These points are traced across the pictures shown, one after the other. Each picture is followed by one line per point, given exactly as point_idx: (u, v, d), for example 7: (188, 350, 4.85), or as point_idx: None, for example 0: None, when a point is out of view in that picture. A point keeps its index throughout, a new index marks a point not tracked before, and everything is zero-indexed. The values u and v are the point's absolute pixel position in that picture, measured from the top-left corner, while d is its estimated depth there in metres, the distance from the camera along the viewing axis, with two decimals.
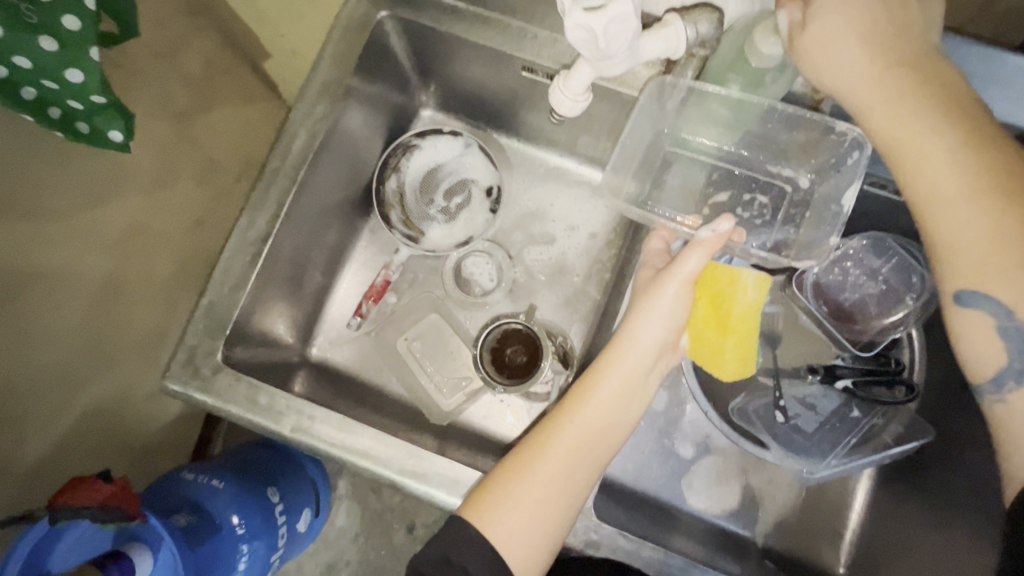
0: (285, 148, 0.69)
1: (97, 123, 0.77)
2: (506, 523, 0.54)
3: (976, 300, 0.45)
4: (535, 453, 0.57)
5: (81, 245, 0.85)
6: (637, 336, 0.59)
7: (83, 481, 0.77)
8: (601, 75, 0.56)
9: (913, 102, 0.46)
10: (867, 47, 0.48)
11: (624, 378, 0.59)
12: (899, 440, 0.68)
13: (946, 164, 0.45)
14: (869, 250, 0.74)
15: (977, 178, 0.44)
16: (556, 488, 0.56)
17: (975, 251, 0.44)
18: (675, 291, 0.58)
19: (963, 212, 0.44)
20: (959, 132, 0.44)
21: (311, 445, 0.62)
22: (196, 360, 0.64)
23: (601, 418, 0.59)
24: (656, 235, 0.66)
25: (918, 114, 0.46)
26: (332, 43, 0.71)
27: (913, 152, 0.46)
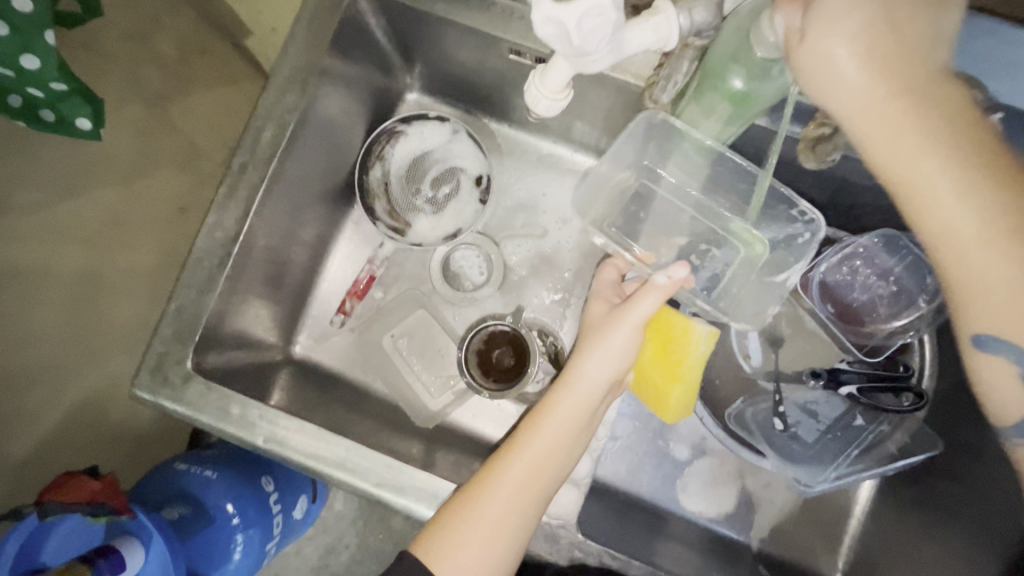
0: (253, 141, 0.65)
1: (63, 111, 0.73)
2: (454, 558, 0.53)
3: (995, 347, 0.41)
4: (482, 490, 0.55)
5: (52, 241, 0.87)
6: (585, 372, 0.58)
7: (67, 481, 0.76)
8: (581, 72, 0.50)
9: (924, 134, 0.39)
10: (869, 65, 0.39)
11: (572, 413, 0.58)
12: (904, 451, 0.65)
13: (957, 197, 0.39)
14: (881, 248, 0.68)
15: (994, 215, 0.38)
16: (503, 524, 0.55)
17: (1001, 297, 0.39)
18: (624, 332, 0.58)
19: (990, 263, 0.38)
20: (973, 157, 0.38)
21: (285, 457, 0.59)
22: (164, 368, 0.61)
23: (549, 457, 0.57)
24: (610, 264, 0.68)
25: (920, 137, 0.39)
26: (300, 25, 0.65)
27: (921, 186, 0.40)
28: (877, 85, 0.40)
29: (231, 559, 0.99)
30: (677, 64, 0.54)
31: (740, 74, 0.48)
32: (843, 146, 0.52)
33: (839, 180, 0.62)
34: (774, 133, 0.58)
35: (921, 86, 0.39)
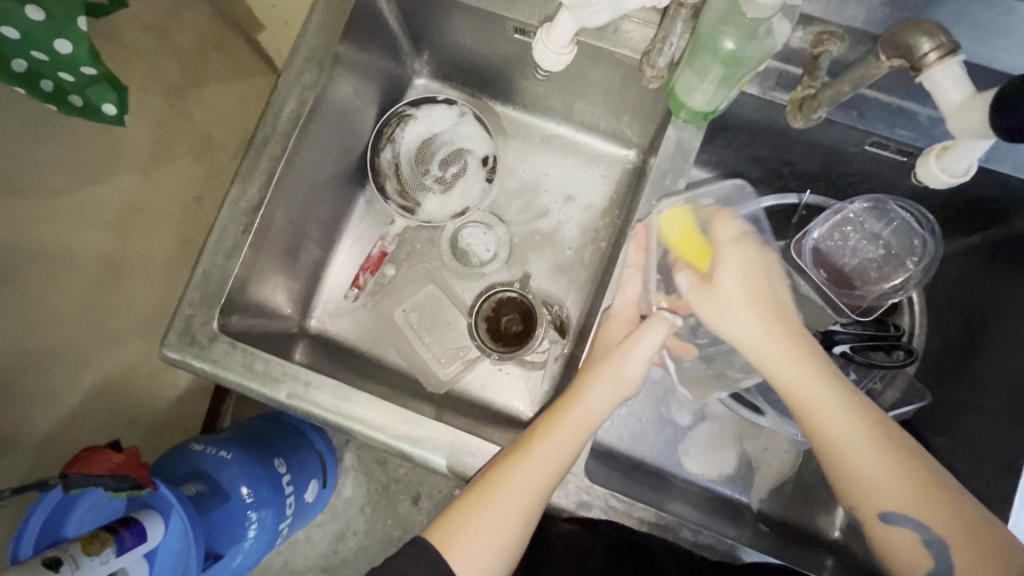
0: (273, 118, 0.68)
1: (90, 97, 0.77)
2: (468, 547, 0.55)
3: (894, 518, 0.53)
4: (497, 485, 0.56)
5: (79, 224, 0.90)
6: (597, 389, 0.59)
7: (94, 452, 0.76)
8: (584, 27, 0.56)
9: (818, 377, 0.55)
10: (760, 320, 0.57)
11: (580, 424, 0.58)
12: (896, 405, 0.70)
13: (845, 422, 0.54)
14: (870, 213, 0.71)
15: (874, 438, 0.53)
16: (509, 520, 0.56)
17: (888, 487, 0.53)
18: (637, 360, 0.60)
19: (845, 421, 0.54)
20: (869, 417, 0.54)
21: (306, 411, 0.63)
22: (191, 330, 0.64)
23: (558, 460, 0.57)
24: (630, 279, 0.65)
25: (815, 374, 0.55)
26: (318, 9, 0.69)
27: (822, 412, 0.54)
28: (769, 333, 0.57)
29: (247, 536, 1.01)
30: (671, 25, 0.55)
31: (733, 36, 0.51)
32: (826, 102, 0.55)
33: (827, 147, 0.66)
34: (765, 102, 0.62)
35: (801, 350, 0.56)
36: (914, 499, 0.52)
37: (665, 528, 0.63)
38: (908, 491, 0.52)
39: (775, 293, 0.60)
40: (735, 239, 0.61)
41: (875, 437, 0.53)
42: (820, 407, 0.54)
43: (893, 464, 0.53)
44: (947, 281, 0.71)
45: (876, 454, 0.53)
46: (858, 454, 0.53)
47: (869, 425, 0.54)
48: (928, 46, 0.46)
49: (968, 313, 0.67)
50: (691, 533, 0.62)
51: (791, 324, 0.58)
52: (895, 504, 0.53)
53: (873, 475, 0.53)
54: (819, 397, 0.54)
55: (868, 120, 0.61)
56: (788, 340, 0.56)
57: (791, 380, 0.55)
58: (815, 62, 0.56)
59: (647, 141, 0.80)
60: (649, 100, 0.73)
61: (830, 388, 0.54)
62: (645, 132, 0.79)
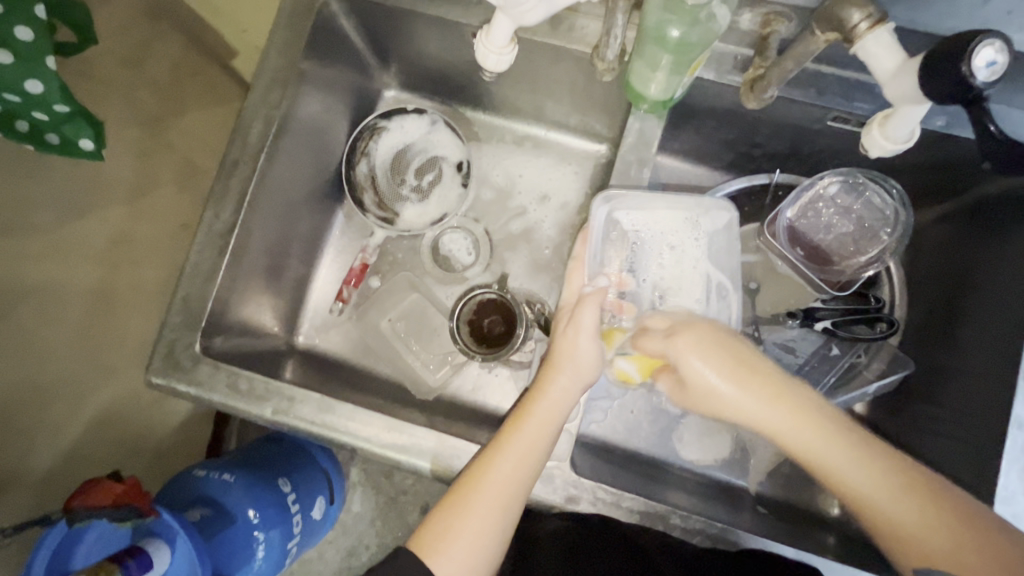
0: (242, 140, 0.69)
1: (66, 134, 0.78)
2: (449, 552, 0.55)
3: None
4: (472, 486, 0.56)
5: (67, 259, 0.91)
6: (559, 381, 0.59)
7: (94, 484, 0.78)
8: (521, 26, 0.57)
9: (821, 430, 0.52)
10: (744, 389, 0.54)
11: (547, 419, 0.58)
12: (881, 376, 0.69)
13: (860, 469, 0.51)
14: (841, 188, 0.71)
15: (892, 481, 0.51)
16: (490, 517, 0.56)
17: (925, 539, 0.49)
18: (588, 345, 0.60)
19: (860, 471, 0.51)
20: (882, 461, 0.51)
21: (292, 425, 0.64)
22: (175, 353, 0.65)
23: (525, 457, 0.57)
24: (576, 270, 0.65)
25: (821, 428, 0.52)
26: (278, 30, 0.70)
27: (831, 466, 0.52)
28: (759, 397, 0.54)
29: (256, 557, 1.00)
30: (614, 18, 0.56)
31: (676, 25, 0.52)
32: (775, 80, 0.56)
33: (792, 126, 0.67)
34: (724, 86, 0.62)
35: (797, 403, 0.53)
36: (948, 545, 0.48)
37: (657, 515, 0.62)
38: (942, 541, 0.48)
39: (741, 353, 0.56)
40: (668, 336, 0.57)
41: (892, 483, 0.51)
42: (868, 498, 0.51)
43: (925, 508, 0.49)
44: (928, 247, 0.71)
45: (900, 502, 0.50)
46: (915, 533, 0.49)
47: (897, 478, 0.51)
48: (859, 17, 0.47)
49: (955, 276, 0.67)
50: (680, 519, 0.62)
51: (769, 372, 0.55)
52: (929, 558, 0.49)
53: (917, 535, 0.49)
54: (869, 487, 0.51)
55: (827, 95, 0.62)
56: (783, 405, 0.53)
57: (795, 443, 0.53)
58: (764, 42, 0.58)
59: (617, 134, 0.81)
60: (613, 93, 0.73)
61: (838, 445, 0.52)
62: (614, 125, 0.79)
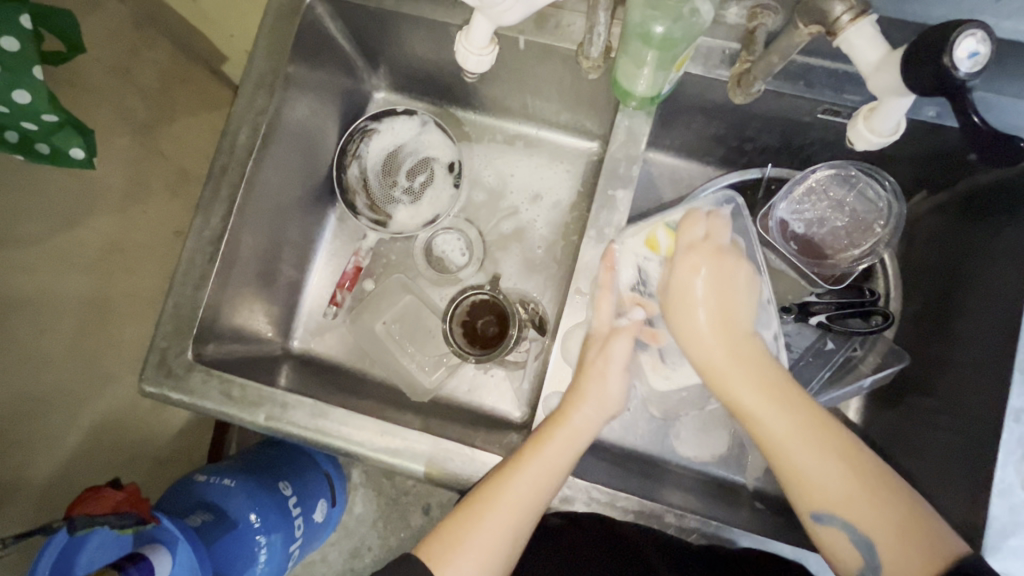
0: (229, 146, 0.69)
1: (57, 144, 0.78)
2: (457, 564, 0.54)
3: (828, 521, 0.50)
4: (487, 505, 0.56)
5: (58, 269, 0.91)
6: (583, 409, 0.59)
7: (95, 492, 0.77)
8: (501, 26, 0.56)
9: (771, 391, 0.51)
10: (710, 327, 0.53)
11: (570, 442, 0.58)
12: (876, 369, 0.69)
13: (796, 428, 0.50)
14: (833, 181, 0.71)
15: (825, 444, 0.49)
16: (503, 536, 0.56)
17: (832, 494, 0.49)
18: (618, 379, 0.60)
19: (793, 425, 0.50)
20: (824, 427, 0.50)
21: (286, 432, 0.64)
22: (167, 361, 0.65)
23: (546, 479, 0.57)
24: (605, 298, 0.62)
25: (775, 386, 0.51)
26: (263, 34, 0.70)
27: (767, 420, 0.50)
28: (716, 342, 0.53)
29: (258, 560, 1.00)
30: (597, 15, 0.56)
31: (660, 21, 0.51)
32: (760, 75, 0.56)
33: (782, 120, 0.66)
34: (712, 81, 0.62)
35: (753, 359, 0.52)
36: (846, 496, 0.49)
37: (651, 513, 0.63)
38: (851, 500, 0.49)
39: (728, 296, 0.54)
40: (687, 253, 0.57)
41: (824, 443, 0.50)
42: (789, 456, 0.50)
43: (844, 472, 0.49)
44: (924, 238, 0.70)
45: (823, 461, 0.49)
46: (826, 487, 0.49)
47: (828, 443, 0.50)
48: (841, 9, 0.47)
49: (949, 268, 0.66)
50: (676, 518, 0.62)
51: (740, 327, 0.54)
52: (833, 505, 0.49)
53: (826, 491, 0.49)
54: (794, 445, 0.50)
55: (816, 88, 0.61)
56: (738, 354, 0.52)
57: (734, 393, 0.52)
58: (752, 37, 0.57)
59: (608, 131, 0.80)
60: (602, 89, 0.73)
61: (779, 402, 0.50)
62: (604, 122, 0.79)
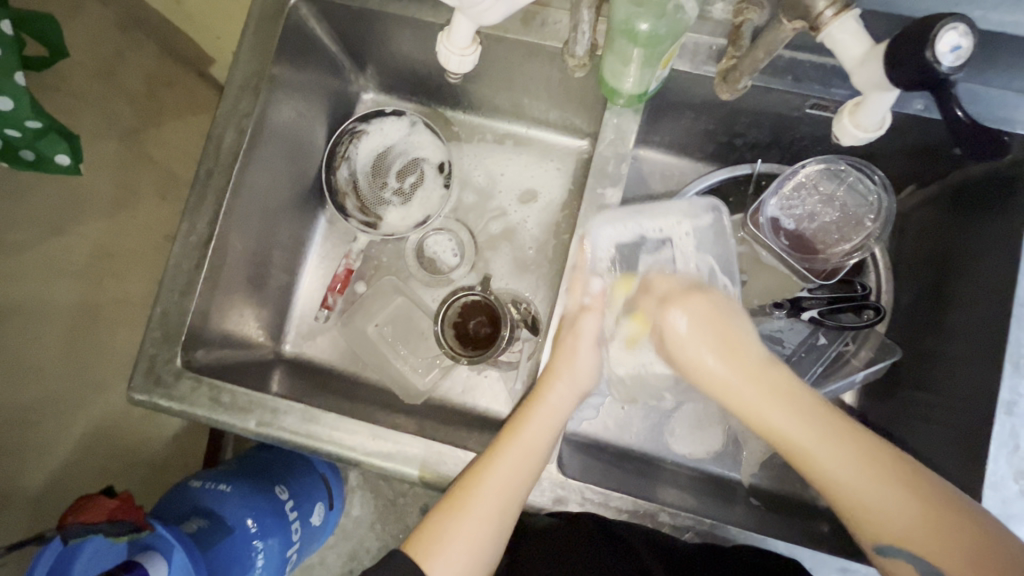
0: (215, 151, 0.69)
1: (42, 150, 0.77)
2: (444, 556, 0.54)
3: (894, 552, 0.49)
4: (469, 492, 0.56)
5: (48, 277, 0.93)
6: (557, 388, 0.60)
7: (89, 500, 0.75)
8: (481, 26, 0.56)
9: (815, 420, 0.50)
10: (726, 364, 0.53)
11: (547, 422, 0.59)
12: (868, 363, 0.69)
13: (849, 456, 0.49)
14: (823, 176, 0.70)
15: (877, 471, 0.49)
16: (489, 521, 0.55)
17: (898, 525, 0.48)
18: (587, 354, 0.61)
19: (845, 455, 0.49)
20: (873, 454, 0.49)
21: (277, 437, 0.63)
22: (156, 369, 0.65)
23: (526, 460, 0.57)
24: (580, 279, 0.63)
25: (818, 414, 0.51)
26: (247, 36, 0.69)
27: (822, 454, 0.50)
28: (738, 378, 0.53)
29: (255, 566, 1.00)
30: (580, 14, 0.56)
31: (644, 18, 0.51)
32: (746, 71, 0.56)
33: (770, 115, 0.66)
34: (699, 77, 0.62)
35: (783, 385, 0.52)
36: (920, 530, 0.48)
37: (646, 512, 0.62)
38: (916, 528, 0.48)
39: (726, 330, 0.55)
40: (663, 302, 0.59)
41: (874, 467, 0.49)
42: (850, 488, 0.49)
43: (903, 495, 0.48)
44: (915, 231, 0.70)
45: (880, 487, 0.49)
46: (891, 517, 0.48)
47: (879, 469, 0.49)
48: (823, 4, 0.46)
49: (941, 260, 0.66)
50: (670, 516, 0.62)
51: (755, 355, 0.54)
52: (900, 540, 0.48)
53: (892, 520, 0.48)
54: (853, 479, 0.49)
55: (803, 83, 0.61)
56: (762, 384, 0.52)
57: (774, 426, 0.51)
58: (739, 32, 0.57)
59: (597, 129, 0.80)
60: (590, 87, 0.72)
61: (824, 431, 0.50)
62: (594, 120, 0.79)
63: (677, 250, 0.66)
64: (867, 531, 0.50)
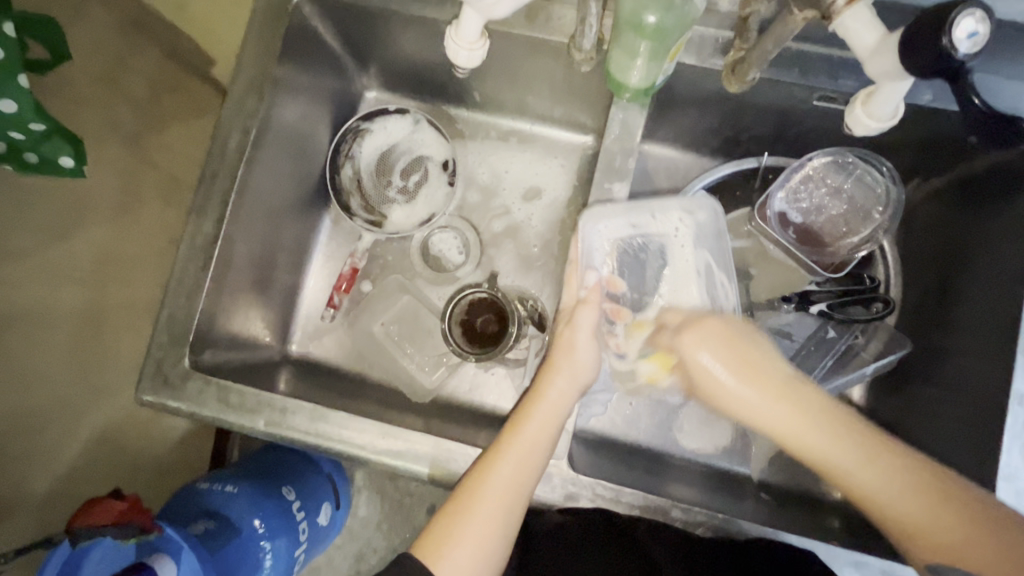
0: (220, 151, 0.68)
1: (46, 153, 0.77)
2: (452, 557, 0.54)
3: (947, 573, 0.49)
4: (472, 492, 0.56)
5: (51, 281, 0.91)
6: (556, 383, 0.59)
7: (97, 502, 0.74)
8: (490, 19, 0.56)
9: (849, 444, 0.52)
10: (754, 391, 0.54)
11: (547, 419, 0.58)
12: (878, 356, 0.69)
13: (883, 476, 0.51)
14: (830, 169, 0.70)
15: (910, 486, 0.51)
16: (491, 519, 0.55)
17: (947, 539, 0.50)
18: (585, 345, 0.60)
19: (875, 473, 0.51)
20: (908, 472, 0.51)
21: (286, 437, 0.63)
22: (164, 370, 0.65)
23: (528, 457, 0.57)
24: (577, 273, 0.64)
25: (852, 438, 0.52)
26: (251, 36, 0.69)
27: (857, 475, 0.51)
28: (770, 406, 0.53)
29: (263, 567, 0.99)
30: (586, 8, 0.56)
31: (653, 9, 0.50)
32: (755, 62, 0.56)
33: (776, 108, 0.66)
34: (705, 71, 0.62)
35: (816, 413, 0.53)
36: (964, 544, 0.49)
37: (657, 507, 0.62)
38: (962, 539, 0.49)
39: (749, 355, 0.55)
40: (680, 332, 0.58)
41: (908, 483, 0.51)
42: (888, 503, 0.51)
43: (941, 509, 0.50)
44: (922, 222, 0.70)
45: (918, 503, 0.50)
46: (930, 531, 0.50)
47: (915, 484, 0.51)
48: None
49: (951, 251, 0.66)
50: (681, 511, 0.62)
51: (777, 376, 0.54)
52: (944, 551, 0.50)
53: (935, 534, 0.50)
54: (887, 493, 0.51)
55: (810, 75, 0.60)
56: (792, 409, 0.53)
57: (812, 451, 0.52)
58: (745, 23, 0.56)
59: (602, 124, 0.79)
60: (596, 83, 0.72)
61: (860, 454, 0.52)
62: (598, 116, 0.78)
63: (671, 242, 0.67)
64: (912, 545, 0.51)
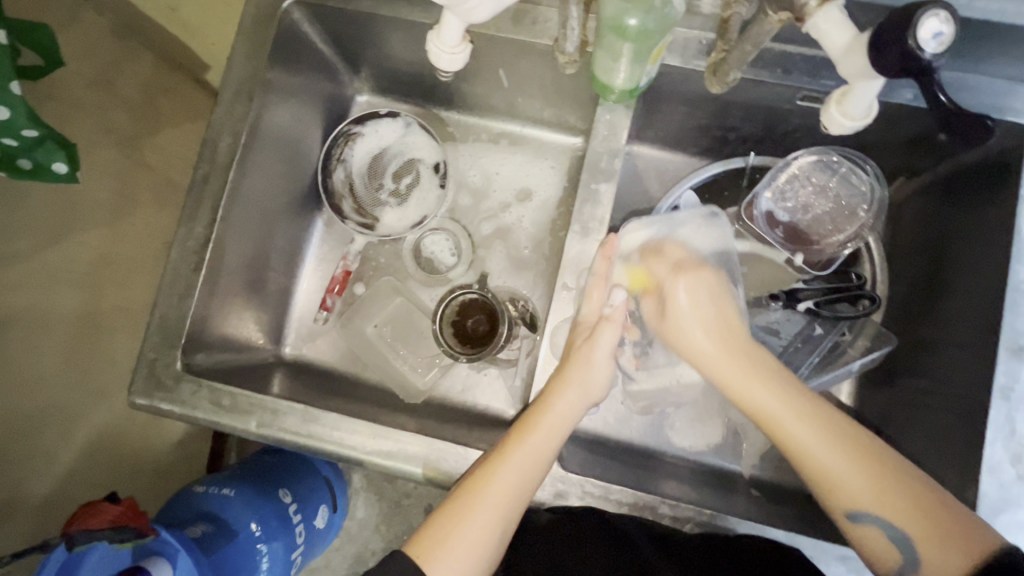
0: (211, 155, 0.69)
1: (39, 159, 0.78)
2: (445, 559, 0.54)
3: (865, 519, 0.51)
4: (473, 496, 0.56)
5: (50, 285, 0.89)
6: (567, 396, 0.59)
7: (92, 506, 0.74)
8: (471, 23, 0.56)
9: (796, 398, 0.54)
10: (710, 339, 0.59)
11: (554, 430, 0.58)
12: (864, 352, 0.69)
13: (827, 436, 0.52)
14: (815, 167, 0.71)
15: (851, 450, 0.52)
16: (490, 525, 0.56)
17: (869, 493, 0.51)
18: (601, 364, 0.61)
19: (819, 429, 0.53)
20: (854, 441, 0.52)
21: (277, 438, 0.64)
22: (157, 373, 0.65)
23: (532, 468, 0.57)
24: (598, 287, 0.63)
25: (801, 393, 0.54)
26: (241, 41, 0.70)
27: (797, 428, 0.53)
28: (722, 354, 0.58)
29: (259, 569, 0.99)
30: (569, 10, 0.56)
31: (633, 13, 0.51)
32: (735, 64, 0.57)
33: (761, 108, 0.66)
34: (690, 72, 0.62)
35: (764, 366, 0.56)
36: (877, 496, 0.51)
37: (646, 504, 0.63)
38: (885, 498, 0.50)
39: (722, 312, 0.60)
40: (674, 269, 0.63)
41: (849, 443, 0.52)
42: (822, 462, 0.52)
43: (871, 468, 0.51)
44: (906, 221, 0.71)
45: (850, 461, 0.51)
46: (857, 486, 0.51)
47: (856, 448, 0.52)
48: None
49: (935, 248, 0.66)
50: (669, 508, 0.63)
51: (738, 337, 0.59)
52: (864, 503, 0.51)
53: (861, 490, 0.51)
54: (825, 454, 0.52)
55: (793, 75, 0.61)
56: (738, 354, 0.57)
57: (751, 399, 0.55)
58: (727, 25, 0.56)
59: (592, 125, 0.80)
60: (584, 84, 0.73)
61: (803, 409, 0.53)
62: (587, 116, 0.79)
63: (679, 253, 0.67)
64: (833, 497, 0.52)
